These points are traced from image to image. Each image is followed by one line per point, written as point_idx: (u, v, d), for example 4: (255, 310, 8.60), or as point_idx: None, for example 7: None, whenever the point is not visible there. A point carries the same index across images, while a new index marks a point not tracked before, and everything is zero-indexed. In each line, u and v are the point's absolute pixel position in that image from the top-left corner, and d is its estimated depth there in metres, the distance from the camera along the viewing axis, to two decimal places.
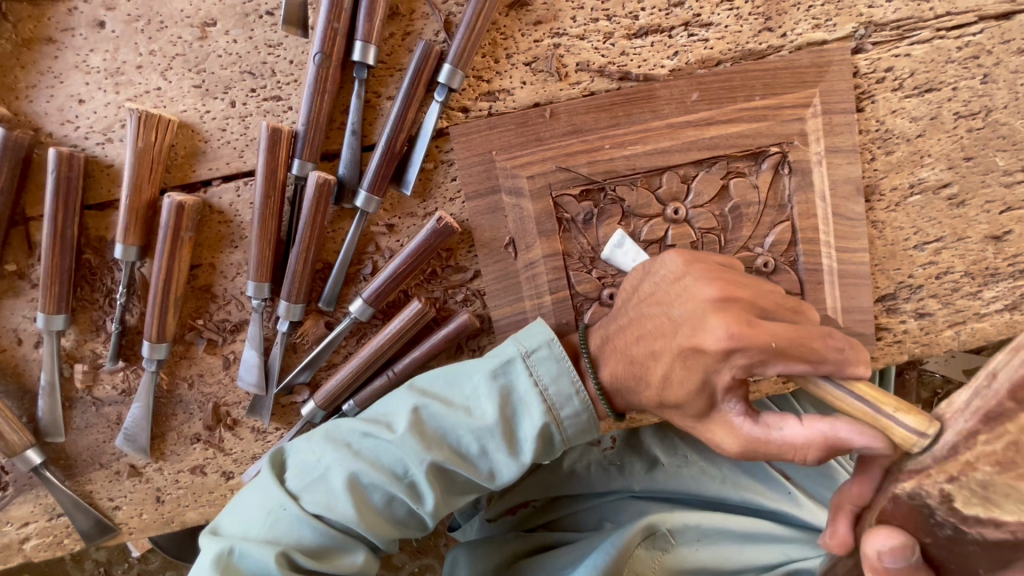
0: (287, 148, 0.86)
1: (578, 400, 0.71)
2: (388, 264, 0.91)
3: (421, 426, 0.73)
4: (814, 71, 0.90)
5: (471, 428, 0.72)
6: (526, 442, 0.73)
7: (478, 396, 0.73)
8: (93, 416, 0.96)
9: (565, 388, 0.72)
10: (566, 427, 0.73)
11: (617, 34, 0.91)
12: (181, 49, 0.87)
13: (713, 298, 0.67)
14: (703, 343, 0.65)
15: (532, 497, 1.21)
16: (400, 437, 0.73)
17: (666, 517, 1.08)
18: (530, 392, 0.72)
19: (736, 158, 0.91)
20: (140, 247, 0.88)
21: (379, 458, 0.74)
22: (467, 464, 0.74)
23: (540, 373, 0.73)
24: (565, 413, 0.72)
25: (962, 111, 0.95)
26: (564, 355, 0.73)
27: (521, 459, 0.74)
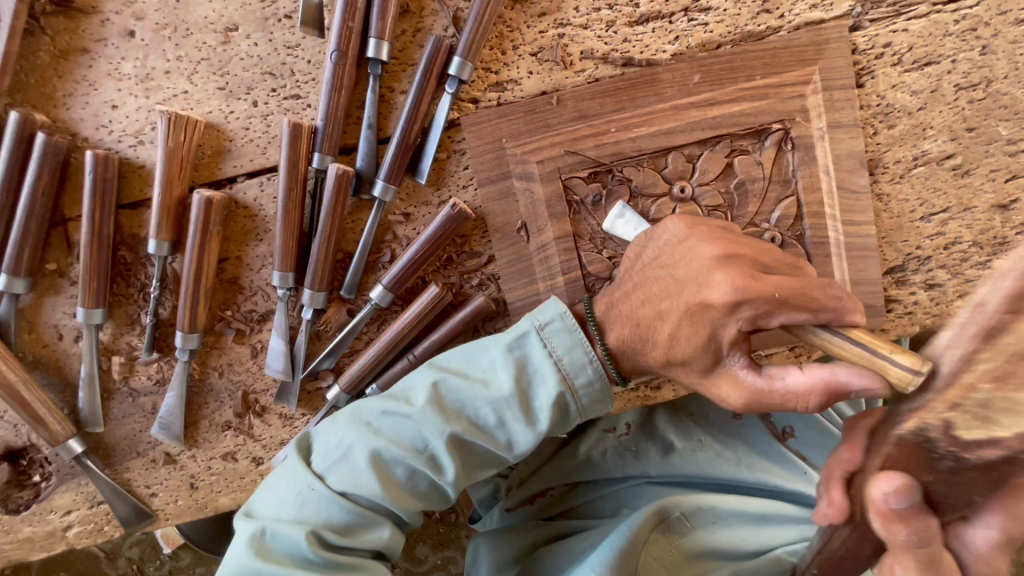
0: (308, 143, 0.90)
1: (592, 368, 0.74)
2: (406, 251, 0.95)
3: (440, 399, 0.76)
4: (812, 49, 0.93)
5: (488, 399, 0.76)
6: (542, 411, 0.76)
7: (495, 368, 0.76)
8: (130, 407, 1.01)
9: (578, 357, 0.75)
10: (580, 395, 0.76)
11: (619, 22, 0.94)
12: (206, 54, 0.93)
13: (716, 256, 0.71)
14: (708, 299, 0.68)
15: (550, 485, 1.25)
16: (421, 412, 0.76)
17: (679, 501, 1.10)
18: (545, 362, 0.75)
19: (739, 136, 0.93)
20: (172, 242, 0.93)
21: (401, 433, 0.77)
22: (486, 435, 0.77)
23: (554, 344, 0.75)
24: (579, 382, 0.75)
25: (962, 83, 0.97)
26: (576, 327, 0.76)
27: (538, 428, 0.76)
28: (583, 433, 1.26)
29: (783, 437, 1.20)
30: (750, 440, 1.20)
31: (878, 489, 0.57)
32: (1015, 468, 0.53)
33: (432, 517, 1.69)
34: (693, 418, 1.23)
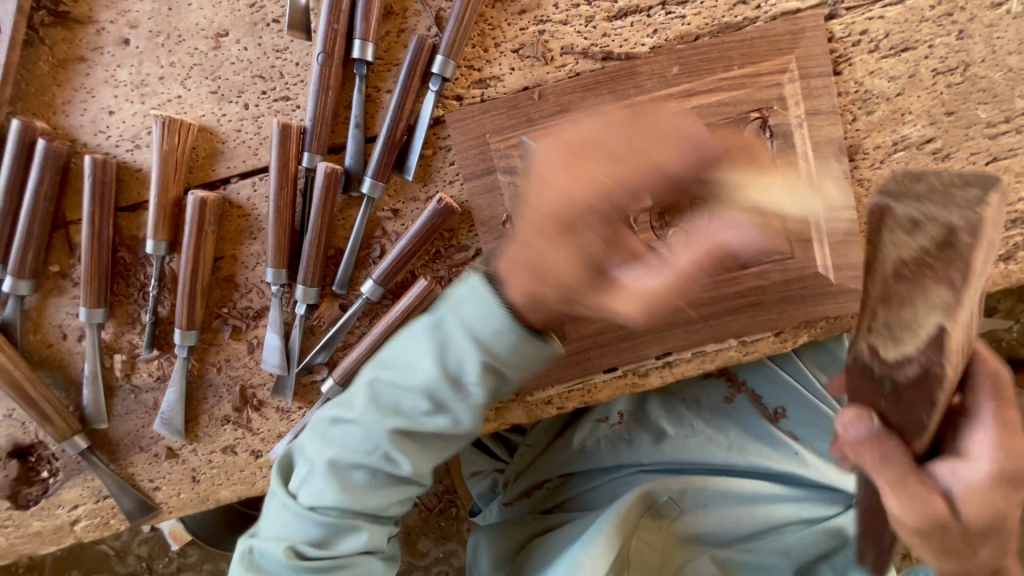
0: (297, 143, 0.93)
1: (507, 332, 0.78)
2: (395, 246, 0.98)
3: (377, 396, 0.83)
4: (789, 39, 0.94)
5: (417, 384, 0.81)
6: (470, 380, 0.80)
7: (417, 355, 0.81)
8: (133, 403, 1.04)
9: (492, 319, 0.79)
10: (505, 354, 0.80)
11: (598, 17, 0.96)
12: (197, 59, 0.96)
13: (562, 184, 0.77)
14: (549, 211, 0.76)
15: (546, 476, 1.29)
16: (361, 412, 0.82)
17: (668, 486, 1.16)
18: (460, 334, 0.80)
19: (718, 126, 0.95)
20: (169, 242, 0.96)
21: (353, 437, 0.83)
22: (427, 420, 0.82)
23: (466, 317, 0.80)
24: (496, 347, 0.79)
25: (940, 68, 0.98)
26: (480, 295, 0.80)
27: (472, 398, 0.81)
28: (576, 424, 1.27)
29: (776, 418, 1.22)
30: (742, 424, 1.22)
31: (845, 422, 0.68)
32: (932, 381, 0.61)
33: (434, 510, 1.72)
34: (685, 404, 1.24)
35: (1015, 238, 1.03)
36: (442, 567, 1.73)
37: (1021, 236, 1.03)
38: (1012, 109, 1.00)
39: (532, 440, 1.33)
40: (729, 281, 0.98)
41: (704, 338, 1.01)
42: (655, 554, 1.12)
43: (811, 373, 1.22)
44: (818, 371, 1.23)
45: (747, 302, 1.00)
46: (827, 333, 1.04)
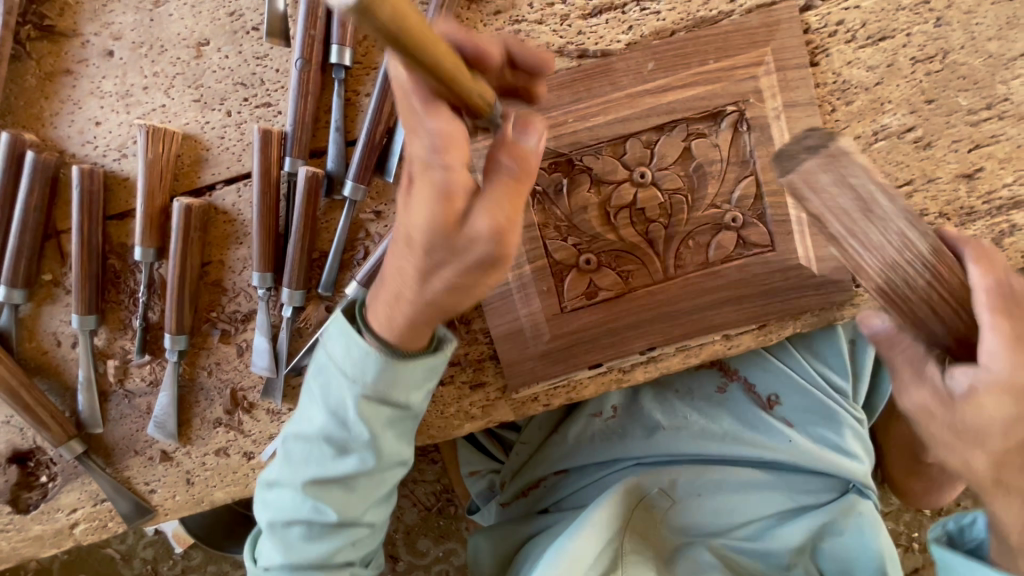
0: (278, 148, 0.95)
1: (367, 361, 0.77)
2: (378, 248, 0.99)
3: (288, 447, 0.86)
4: (764, 31, 0.95)
5: (314, 431, 0.84)
6: (359, 417, 0.81)
7: (309, 402, 0.85)
8: (127, 408, 1.06)
9: (355, 349, 0.78)
10: (384, 380, 0.78)
11: (573, 15, 0.97)
12: (180, 68, 0.97)
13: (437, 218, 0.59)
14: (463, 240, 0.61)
15: (542, 474, 1.30)
16: (280, 465, 0.88)
17: (658, 477, 1.18)
18: (335, 373, 0.81)
19: (695, 120, 0.95)
20: (157, 248, 0.98)
21: (284, 489, 0.87)
22: (336, 463, 0.83)
23: (334, 358, 0.80)
24: (367, 377, 0.78)
25: (919, 56, 0.98)
26: (341, 327, 0.79)
27: (366, 434, 0.81)
28: (571, 419, 1.29)
29: (769, 405, 1.22)
30: (735, 413, 1.22)
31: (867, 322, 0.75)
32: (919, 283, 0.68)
33: (433, 509, 1.74)
34: (677, 395, 1.25)
35: (1002, 225, 1.02)
36: (442, 565, 1.74)
37: (1007, 223, 1.02)
38: (993, 95, 0.99)
39: (527, 437, 1.35)
40: (711, 275, 0.98)
41: (690, 333, 1.00)
42: (652, 542, 1.14)
43: (803, 358, 1.23)
44: (810, 356, 1.24)
45: (731, 296, 0.99)
46: (811, 325, 1.04)
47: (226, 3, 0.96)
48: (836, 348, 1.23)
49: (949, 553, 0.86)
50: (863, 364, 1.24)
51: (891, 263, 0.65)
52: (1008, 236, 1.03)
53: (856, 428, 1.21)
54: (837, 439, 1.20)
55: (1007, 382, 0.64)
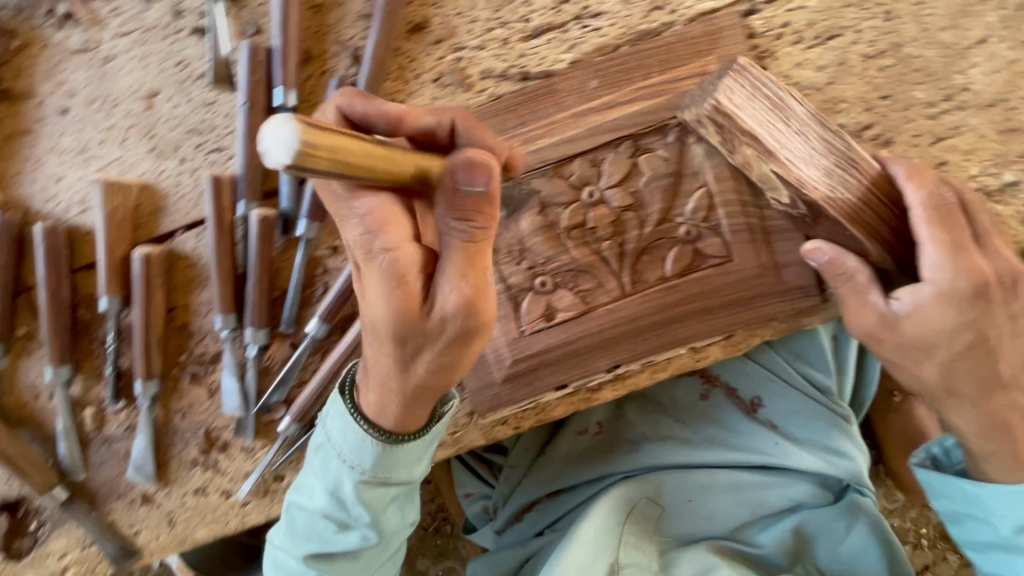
0: (231, 192, 0.96)
1: (365, 445, 0.81)
2: (335, 284, 1.00)
3: (293, 525, 0.91)
4: (707, 40, 0.93)
5: (315, 510, 0.88)
6: (361, 496, 0.85)
7: (309, 480, 0.89)
8: (106, 453, 1.08)
9: (352, 430, 0.82)
10: (381, 459, 0.82)
11: (513, 38, 0.96)
12: (133, 120, 0.99)
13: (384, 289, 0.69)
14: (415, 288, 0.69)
15: (535, 497, 1.26)
16: (284, 542, 0.92)
17: (644, 485, 1.15)
18: (334, 456, 0.85)
19: (641, 135, 0.94)
20: (121, 298, 1.00)
21: (286, 554, 0.92)
22: (341, 538, 0.88)
23: (331, 438, 0.85)
24: (366, 459, 0.83)
25: (870, 52, 0.96)
26: (339, 408, 0.83)
27: (369, 512, 0.86)
28: (557, 438, 1.27)
29: (753, 408, 1.19)
30: (720, 419, 1.20)
31: (812, 251, 0.90)
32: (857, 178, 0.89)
33: (430, 529, 1.74)
34: (661, 407, 1.23)
35: None
36: None
37: None
38: (951, 86, 0.96)
39: (515, 461, 1.31)
40: (669, 290, 0.97)
41: (653, 348, 0.99)
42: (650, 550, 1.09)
43: (784, 360, 1.21)
44: (791, 358, 1.21)
45: (692, 308, 0.98)
46: (777, 335, 1.04)
47: (171, 52, 0.97)
48: (819, 350, 1.20)
49: (931, 475, 0.94)
50: (847, 361, 1.22)
51: (826, 167, 0.88)
52: None
53: (842, 425, 1.18)
54: (825, 437, 1.17)
55: (942, 292, 0.83)
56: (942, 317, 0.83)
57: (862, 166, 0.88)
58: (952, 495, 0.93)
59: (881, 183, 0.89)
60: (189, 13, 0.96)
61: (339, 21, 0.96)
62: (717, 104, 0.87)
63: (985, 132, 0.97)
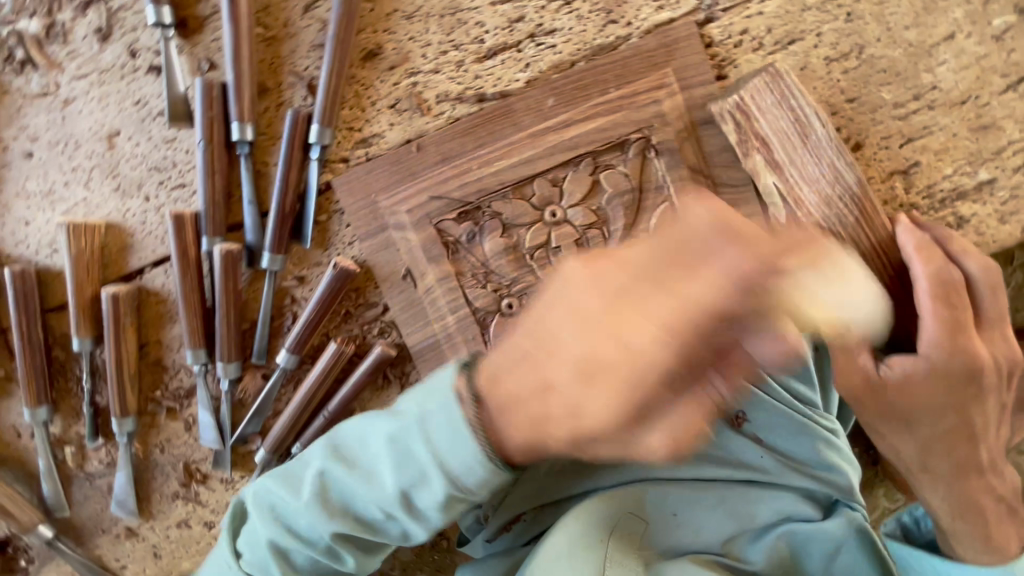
0: (193, 228, 0.97)
1: (482, 473, 0.64)
2: (303, 312, 1.00)
3: (318, 498, 0.73)
4: (662, 52, 0.92)
5: (372, 499, 0.71)
6: (429, 512, 0.70)
7: (378, 462, 0.70)
8: (89, 489, 1.10)
9: (421, 464, 0.67)
10: (430, 509, 0.70)
11: (468, 60, 0.95)
12: (96, 161, 1.00)
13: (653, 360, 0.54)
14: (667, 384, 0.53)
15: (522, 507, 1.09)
16: (262, 516, 0.77)
17: (627, 497, 0.98)
18: (427, 463, 0.66)
19: (600, 152, 0.93)
20: (93, 337, 1.00)
21: (251, 539, 0.79)
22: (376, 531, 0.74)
23: (436, 440, 0.65)
24: (468, 482, 0.67)
25: (833, 55, 0.93)
26: (463, 425, 0.64)
27: (430, 525, 0.71)
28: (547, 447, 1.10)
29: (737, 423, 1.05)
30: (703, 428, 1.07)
31: None
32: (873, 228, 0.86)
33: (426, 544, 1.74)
34: None
35: (949, 219, 0.97)
36: None
37: (954, 216, 0.97)
38: (919, 86, 0.94)
39: None
40: None
41: None
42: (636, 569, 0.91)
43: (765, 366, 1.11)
44: None
45: None
46: None
47: (130, 92, 0.97)
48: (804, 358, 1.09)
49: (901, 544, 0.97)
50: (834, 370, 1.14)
51: (828, 197, 0.85)
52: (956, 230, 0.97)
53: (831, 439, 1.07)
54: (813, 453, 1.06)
55: (934, 370, 0.85)
56: (930, 395, 0.86)
57: (873, 227, 0.85)
58: (918, 565, 0.95)
59: (891, 247, 0.86)
60: (144, 51, 0.96)
61: (292, 52, 0.95)
62: (741, 100, 0.86)
63: (957, 130, 0.95)
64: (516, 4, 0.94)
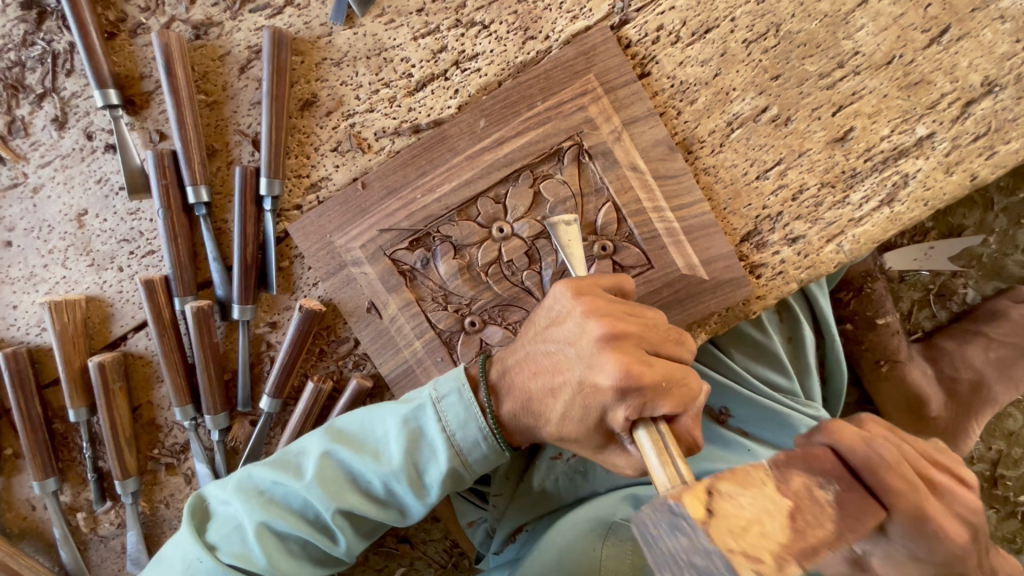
0: (165, 292, 1.01)
1: (485, 443, 0.80)
2: (279, 356, 1.04)
3: (325, 473, 0.82)
4: (582, 60, 0.94)
5: (378, 472, 0.82)
6: (432, 486, 0.82)
7: (389, 439, 0.82)
8: (105, 551, 1.15)
9: (431, 441, 0.81)
10: (434, 483, 0.82)
11: (399, 95, 0.99)
12: (69, 241, 1.06)
13: (600, 337, 0.74)
14: (600, 381, 0.73)
15: (522, 520, 1.09)
16: (255, 503, 0.83)
17: (620, 508, 1.00)
18: (438, 436, 0.81)
19: (537, 164, 0.96)
20: (88, 406, 1.05)
21: (229, 533, 0.83)
22: (376, 508, 0.83)
23: (448, 419, 0.81)
24: (473, 455, 0.82)
25: (750, 36, 0.95)
26: (472, 400, 0.81)
27: (430, 499, 0.83)
28: (533, 463, 1.09)
29: (721, 419, 1.09)
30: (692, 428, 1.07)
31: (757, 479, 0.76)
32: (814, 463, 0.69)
33: None
34: None
35: (893, 178, 0.97)
36: None
37: (898, 175, 0.97)
38: (841, 53, 0.94)
39: (499, 488, 1.11)
40: None
41: None
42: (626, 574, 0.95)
43: (738, 356, 1.11)
44: (745, 354, 1.11)
45: None
46: (724, 326, 1.00)
47: (91, 172, 1.04)
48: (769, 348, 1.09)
49: None
50: (805, 352, 1.11)
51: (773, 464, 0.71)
52: (903, 189, 0.97)
53: (812, 424, 1.05)
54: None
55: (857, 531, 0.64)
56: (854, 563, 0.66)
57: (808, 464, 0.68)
58: None
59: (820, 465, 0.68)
60: (99, 132, 1.02)
61: (235, 112, 1.01)
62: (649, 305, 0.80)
63: (887, 91, 0.95)
64: (436, 35, 0.98)
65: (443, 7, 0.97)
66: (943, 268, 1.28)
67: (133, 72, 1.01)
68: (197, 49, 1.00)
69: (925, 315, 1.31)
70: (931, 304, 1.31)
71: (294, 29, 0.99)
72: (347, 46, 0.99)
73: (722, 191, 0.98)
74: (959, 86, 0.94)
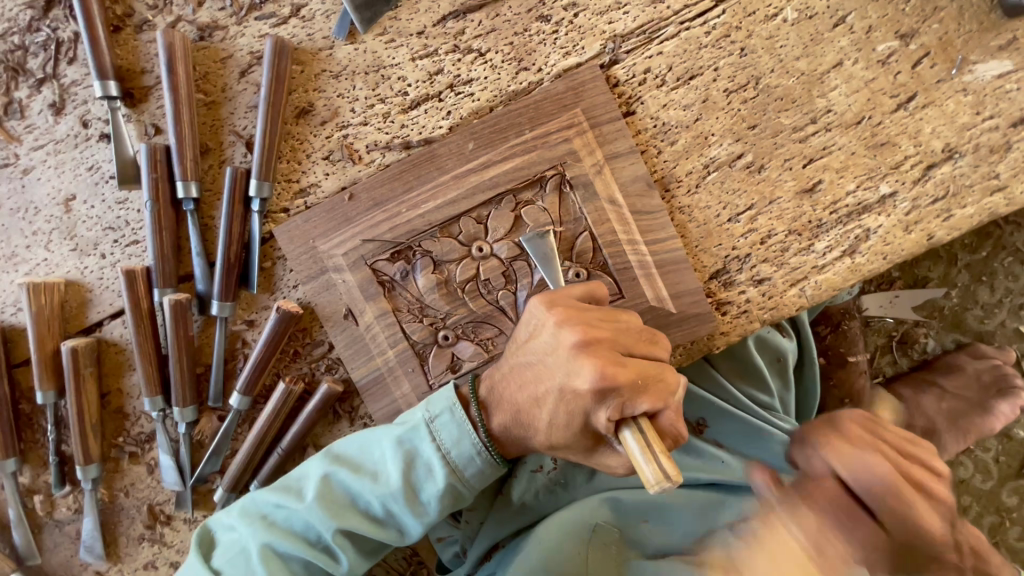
0: (145, 282, 1.03)
1: (479, 459, 0.83)
2: (253, 353, 1.05)
3: (326, 494, 0.84)
4: (570, 95, 0.98)
5: (377, 492, 0.84)
6: (430, 503, 0.84)
7: (386, 459, 0.85)
8: (59, 536, 1.14)
9: (427, 460, 0.83)
10: (430, 500, 0.84)
11: (394, 112, 1.03)
12: (54, 224, 1.07)
13: (573, 343, 0.77)
14: (576, 385, 0.76)
15: (499, 535, 1.10)
16: (264, 529, 0.85)
17: (599, 511, 1.04)
18: (433, 454, 0.83)
19: (520, 190, 0.99)
20: (56, 389, 1.05)
21: (234, 557, 0.85)
22: (377, 528, 0.85)
23: (442, 437, 0.83)
24: (468, 471, 0.84)
25: (731, 87, 1.00)
26: (464, 418, 0.83)
27: (427, 516, 0.85)
28: (512, 477, 1.11)
29: (698, 430, 1.11)
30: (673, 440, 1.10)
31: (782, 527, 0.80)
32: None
33: None
34: None
35: (856, 231, 1.02)
36: None
37: (861, 228, 1.02)
38: (814, 110, 1.00)
39: (474, 502, 1.12)
40: None
41: None
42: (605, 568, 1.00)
43: (723, 370, 1.14)
44: (730, 369, 1.14)
45: None
46: (688, 357, 1.04)
47: (84, 159, 1.05)
48: (753, 366, 1.12)
49: None
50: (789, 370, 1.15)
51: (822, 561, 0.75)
52: (865, 242, 1.02)
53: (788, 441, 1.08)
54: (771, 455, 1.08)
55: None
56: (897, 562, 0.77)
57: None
58: None
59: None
60: (95, 121, 1.04)
61: (231, 114, 1.04)
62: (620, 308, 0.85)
63: (855, 149, 1.00)
64: (434, 58, 1.02)
65: (443, 32, 1.01)
66: (906, 317, 1.34)
67: (134, 66, 1.03)
68: (200, 50, 1.03)
69: (887, 360, 1.36)
70: (894, 352, 1.35)
71: (297, 39, 1.03)
72: (347, 60, 1.02)
73: (694, 229, 1.03)
74: (921, 150, 1.00)
